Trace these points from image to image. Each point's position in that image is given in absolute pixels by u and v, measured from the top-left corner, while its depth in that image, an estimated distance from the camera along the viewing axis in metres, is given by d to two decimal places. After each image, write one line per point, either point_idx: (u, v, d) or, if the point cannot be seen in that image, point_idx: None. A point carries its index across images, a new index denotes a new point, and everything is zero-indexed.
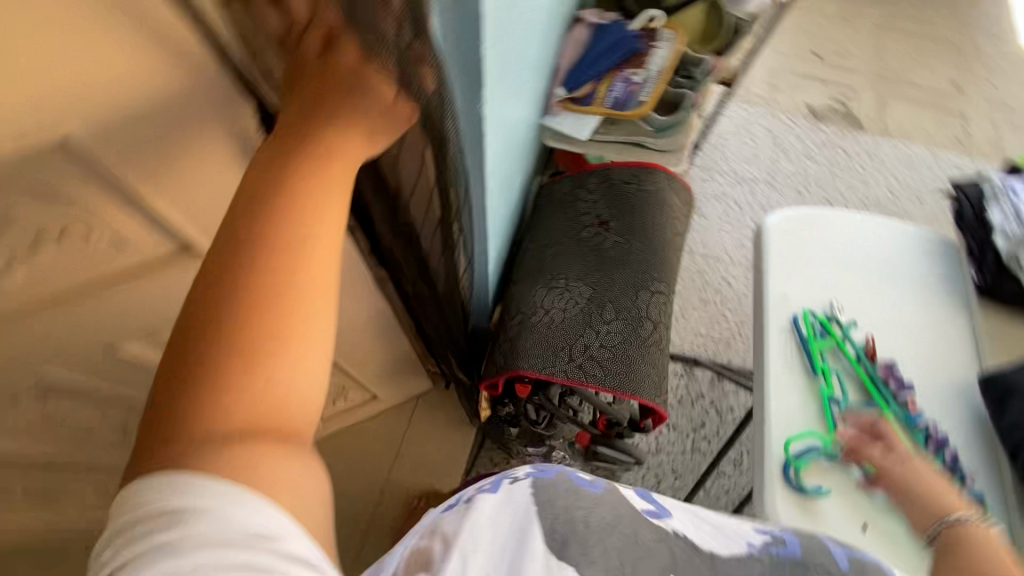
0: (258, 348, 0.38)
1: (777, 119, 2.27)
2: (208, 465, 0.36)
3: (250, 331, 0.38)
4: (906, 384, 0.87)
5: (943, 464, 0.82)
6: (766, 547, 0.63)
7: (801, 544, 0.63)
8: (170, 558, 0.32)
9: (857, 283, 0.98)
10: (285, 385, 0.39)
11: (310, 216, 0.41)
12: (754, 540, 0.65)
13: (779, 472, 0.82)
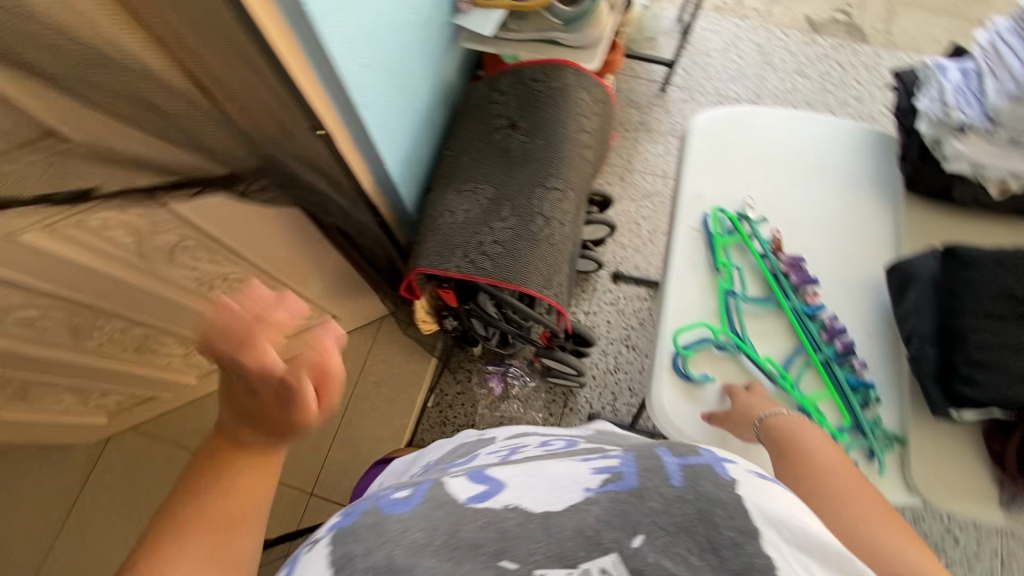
0: (231, 525, 0.47)
1: (769, 34, 2.12)
2: None
3: (229, 515, 0.48)
4: (808, 278, 0.87)
5: (832, 354, 0.83)
6: (603, 487, 0.49)
7: (637, 471, 0.49)
8: None
9: (778, 181, 0.96)
10: (238, 551, 0.47)
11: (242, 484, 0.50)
12: (591, 483, 0.50)
13: (667, 361, 0.83)
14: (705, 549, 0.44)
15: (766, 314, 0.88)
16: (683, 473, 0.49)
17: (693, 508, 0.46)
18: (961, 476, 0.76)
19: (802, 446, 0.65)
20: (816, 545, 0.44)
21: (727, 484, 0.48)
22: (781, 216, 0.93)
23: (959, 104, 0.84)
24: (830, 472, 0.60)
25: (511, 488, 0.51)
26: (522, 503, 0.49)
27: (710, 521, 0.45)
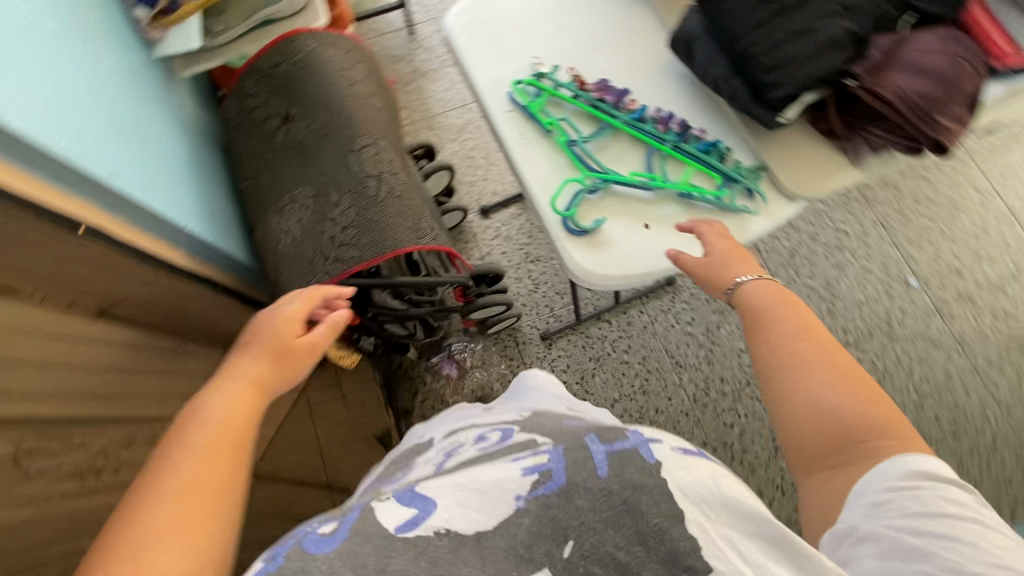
0: (241, 395, 0.59)
1: None
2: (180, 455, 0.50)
3: (241, 389, 0.59)
4: (619, 92, 0.92)
5: (675, 137, 0.89)
6: (534, 493, 0.55)
7: (566, 470, 0.56)
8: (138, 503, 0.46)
9: (549, 31, 0.99)
10: (241, 412, 0.57)
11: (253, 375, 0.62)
12: (521, 489, 0.55)
13: (562, 229, 0.86)
14: (633, 541, 0.51)
15: (608, 140, 0.92)
16: (610, 460, 0.57)
17: (618, 500, 0.53)
18: (817, 159, 0.88)
19: (766, 312, 0.73)
20: (756, 527, 0.52)
21: (653, 468, 0.55)
22: (570, 57, 0.97)
23: None
24: (793, 340, 0.68)
25: (442, 508, 0.53)
26: (453, 526, 0.52)
27: (638, 512, 0.52)
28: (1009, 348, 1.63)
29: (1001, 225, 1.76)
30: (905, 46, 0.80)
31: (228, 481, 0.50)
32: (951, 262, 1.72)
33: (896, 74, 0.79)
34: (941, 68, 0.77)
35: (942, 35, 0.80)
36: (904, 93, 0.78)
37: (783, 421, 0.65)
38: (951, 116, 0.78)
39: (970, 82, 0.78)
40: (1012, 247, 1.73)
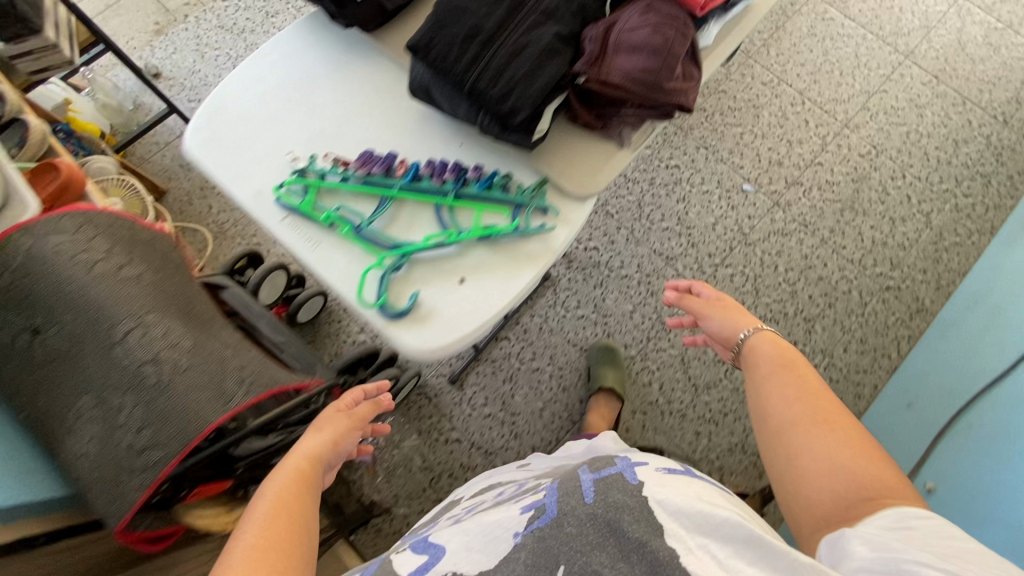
0: (313, 458, 0.73)
1: (222, 22, 2.08)
2: (277, 495, 0.65)
3: (312, 455, 0.74)
4: (386, 160, 0.89)
5: (454, 184, 0.88)
6: (527, 527, 0.62)
7: (556, 500, 0.63)
8: (256, 523, 0.61)
9: (296, 120, 0.95)
10: (312, 471, 0.72)
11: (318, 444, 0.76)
12: (518, 526, 0.62)
13: (381, 318, 0.82)
14: (618, 558, 0.55)
15: (395, 210, 0.88)
16: (595, 487, 0.63)
17: (602, 522, 0.58)
18: (588, 148, 0.90)
19: (766, 372, 0.77)
20: (710, 547, 0.55)
21: (634, 489, 0.61)
22: (325, 138, 0.93)
23: None
24: (789, 403, 0.71)
25: (450, 551, 0.64)
26: (459, 566, 0.61)
27: (619, 528, 0.57)
28: (842, 212, 1.82)
29: (795, 109, 1.93)
30: (616, 27, 0.82)
31: (301, 530, 0.63)
32: (770, 158, 1.88)
33: (618, 57, 0.81)
34: (653, 37, 0.80)
35: (642, 3, 0.82)
36: (631, 74, 0.80)
37: (792, 488, 0.67)
38: (678, 77, 0.83)
39: (681, 41, 0.81)
40: (811, 124, 1.92)
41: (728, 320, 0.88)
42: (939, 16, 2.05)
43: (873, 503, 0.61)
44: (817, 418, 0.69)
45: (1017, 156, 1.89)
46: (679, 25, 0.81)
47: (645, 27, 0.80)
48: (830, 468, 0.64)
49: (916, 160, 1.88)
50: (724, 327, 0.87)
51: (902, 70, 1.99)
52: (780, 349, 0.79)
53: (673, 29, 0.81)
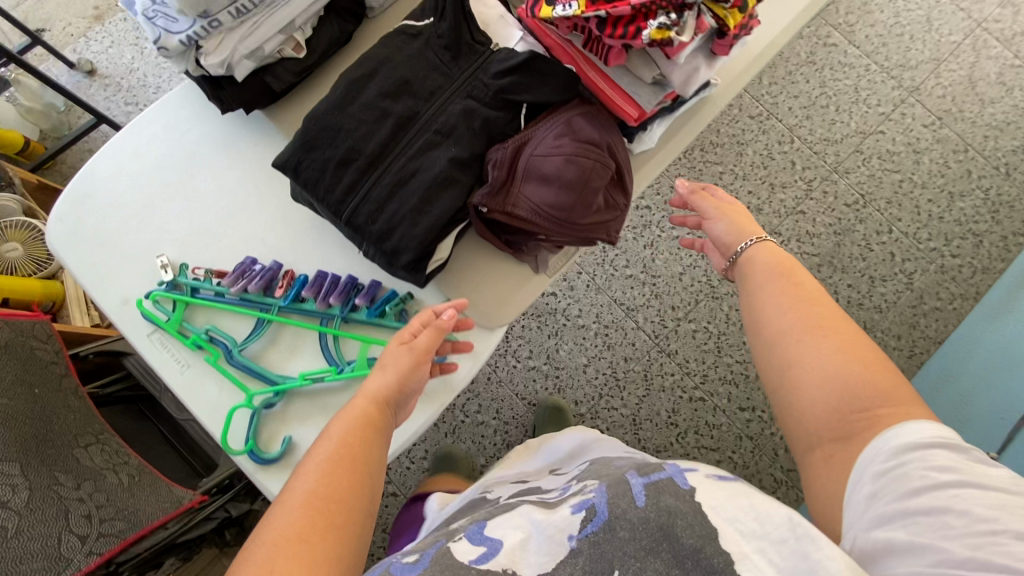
0: (366, 417, 0.61)
1: None
2: (320, 470, 0.55)
3: (366, 414, 0.61)
4: (264, 275, 0.78)
5: (339, 310, 0.76)
6: (582, 530, 0.53)
7: (607, 501, 0.55)
8: (293, 498, 0.53)
9: (177, 211, 0.83)
10: (363, 438, 0.59)
11: (402, 363, 0.66)
12: (571, 529, 0.54)
13: (249, 464, 0.74)
14: (672, 564, 0.50)
15: (275, 334, 0.78)
16: (646, 490, 0.55)
17: (655, 527, 0.51)
18: (498, 273, 0.78)
19: (764, 279, 0.68)
20: (774, 530, 0.49)
21: (685, 494, 0.54)
22: (206, 239, 0.82)
23: (164, 25, 0.71)
24: (783, 314, 0.63)
25: (509, 546, 0.53)
26: (520, 567, 0.52)
27: (672, 534, 0.51)
28: (819, 267, 1.70)
29: (783, 147, 1.78)
30: (527, 149, 0.69)
31: (350, 499, 0.54)
32: (749, 202, 1.74)
33: (526, 187, 0.69)
34: (566, 168, 0.67)
35: (559, 121, 0.69)
36: (540, 209, 0.68)
37: (783, 397, 0.60)
38: (598, 209, 0.70)
39: (602, 170, 0.68)
40: (798, 166, 1.77)
41: (736, 228, 0.75)
42: (951, 48, 1.86)
43: (862, 420, 0.54)
44: (797, 336, 0.61)
45: (1014, 214, 1.76)
46: (599, 152, 0.68)
47: (558, 154, 0.68)
48: (833, 378, 0.57)
49: (906, 213, 1.75)
50: (730, 229, 0.75)
51: (903, 108, 1.82)
52: (780, 260, 0.69)
53: (592, 159, 0.68)
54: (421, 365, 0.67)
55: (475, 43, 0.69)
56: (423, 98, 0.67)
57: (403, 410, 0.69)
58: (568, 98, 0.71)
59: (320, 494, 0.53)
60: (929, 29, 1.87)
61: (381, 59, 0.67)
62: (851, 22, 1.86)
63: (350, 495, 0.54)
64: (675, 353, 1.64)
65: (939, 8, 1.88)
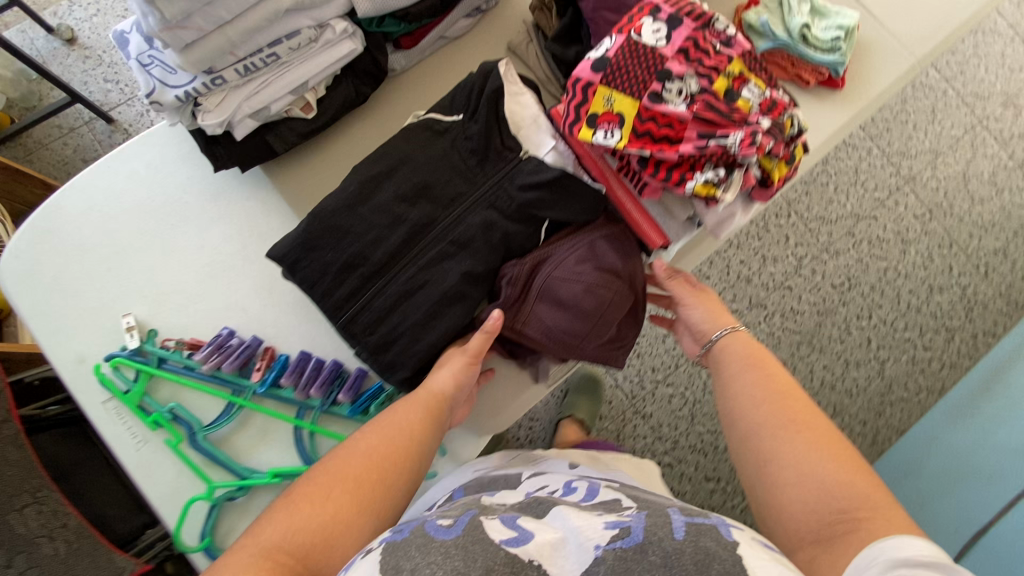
0: (427, 399, 0.58)
1: None
2: (369, 439, 0.54)
3: (427, 399, 0.58)
4: (241, 354, 0.71)
5: (319, 403, 0.71)
6: (611, 544, 0.46)
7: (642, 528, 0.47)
8: (334, 459, 0.52)
9: (153, 264, 0.76)
10: (418, 417, 0.56)
11: (462, 353, 0.60)
12: (598, 539, 0.46)
13: (203, 560, 0.68)
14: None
15: (246, 418, 0.72)
16: (686, 527, 0.49)
17: (691, 559, 0.45)
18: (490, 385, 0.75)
19: (732, 370, 0.64)
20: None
21: (728, 541, 0.47)
22: (180, 300, 0.75)
23: (160, 77, 0.63)
24: (755, 406, 0.59)
25: (542, 540, 0.46)
26: (549, 563, 0.44)
27: (707, 567, 0.44)
28: (798, 344, 1.72)
29: (779, 220, 1.78)
30: (546, 267, 0.64)
31: (395, 478, 0.52)
32: (740, 272, 1.74)
33: (539, 308, 0.64)
34: (585, 297, 0.63)
35: (582, 243, 0.65)
36: (553, 333, 0.64)
37: (764, 503, 0.55)
38: (609, 339, 0.67)
39: (620, 302, 0.65)
40: (791, 241, 1.78)
41: (713, 316, 0.69)
42: (951, 142, 1.90)
43: (847, 526, 0.49)
44: (761, 435, 0.57)
45: (986, 314, 1.82)
46: (620, 283, 0.65)
47: (578, 280, 0.63)
48: (811, 476, 0.52)
49: (886, 301, 1.78)
50: (704, 319, 0.69)
51: (897, 196, 1.85)
52: (752, 347, 0.66)
53: (613, 290, 0.64)
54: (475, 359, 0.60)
55: (504, 149, 0.65)
56: (442, 205, 0.62)
57: (459, 410, 0.66)
58: (593, 220, 0.67)
59: (369, 458, 0.52)
60: (931, 121, 1.90)
61: (401, 155, 0.62)
62: None
63: (389, 468, 0.52)
64: (650, 415, 1.63)
65: (945, 101, 1.92)
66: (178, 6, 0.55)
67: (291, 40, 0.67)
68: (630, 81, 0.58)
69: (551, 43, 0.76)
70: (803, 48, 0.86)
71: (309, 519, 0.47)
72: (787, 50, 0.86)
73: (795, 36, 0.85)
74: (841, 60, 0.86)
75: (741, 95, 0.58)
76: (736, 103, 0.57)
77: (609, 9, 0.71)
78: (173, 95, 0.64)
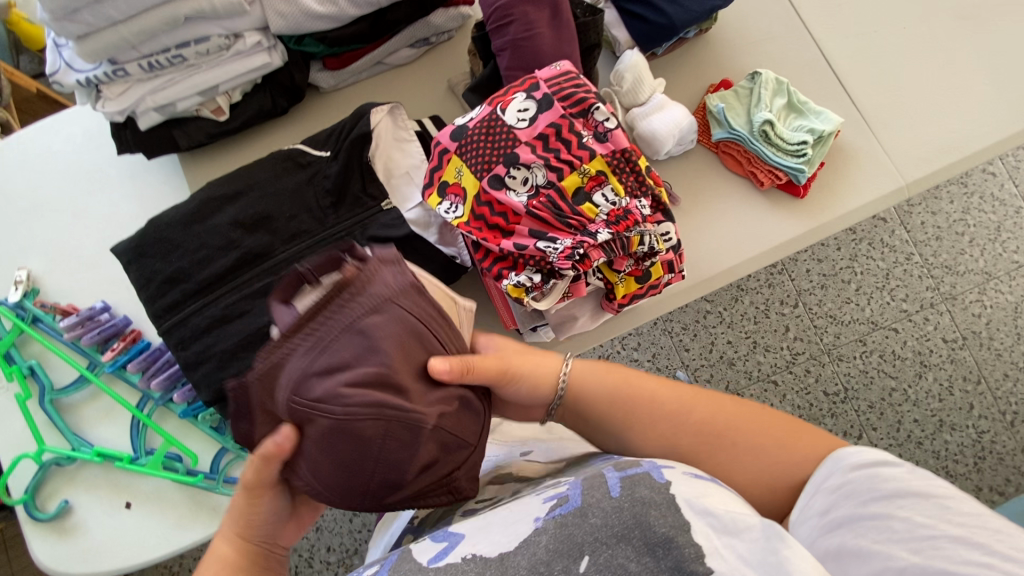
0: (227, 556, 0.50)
1: None
2: None
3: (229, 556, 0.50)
4: (104, 332, 0.73)
5: (157, 397, 0.72)
6: (550, 512, 0.46)
7: (582, 488, 0.47)
8: None
9: (59, 225, 0.80)
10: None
11: (242, 501, 0.51)
12: (537, 511, 0.47)
13: (19, 512, 0.71)
14: (643, 552, 0.43)
15: (96, 393, 0.74)
16: (622, 481, 0.47)
17: (628, 513, 0.44)
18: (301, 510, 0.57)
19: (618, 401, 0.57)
20: (745, 529, 0.44)
21: (662, 485, 0.46)
22: (75, 264, 0.79)
23: (66, 60, 0.66)
24: (662, 436, 0.55)
25: (468, 539, 0.47)
26: (479, 550, 0.45)
27: (646, 523, 0.44)
28: None
29: (783, 308, 1.63)
30: (286, 387, 0.46)
31: None
32: (723, 352, 1.61)
33: (287, 443, 0.46)
34: (336, 437, 0.45)
35: (318, 355, 0.45)
36: (323, 475, 0.47)
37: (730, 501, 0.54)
38: (412, 474, 0.47)
39: (402, 428, 0.46)
40: (790, 333, 1.63)
41: (535, 380, 0.58)
42: (1009, 268, 1.66)
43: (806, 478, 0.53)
44: (709, 436, 0.54)
45: (999, 468, 1.59)
46: (393, 404, 0.45)
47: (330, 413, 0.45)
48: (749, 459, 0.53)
49: (883, 424, 1.60)
50: (532, 388, 0.57)
51: (929, 313, 1.64)
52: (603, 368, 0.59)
53: (384, 423, 0.45)
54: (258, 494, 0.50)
55: (363, 195, 0.62)
56: (280, 238, 0.61)
57: (286, 531, 0.54)
58: (348, 296, 0.46)
59: None
60: (993, 239, 1.68)
61: (254, 182, 0.61)
62: (911, 204, 1.69)
63: None
64: None
65: (1014, 222, 1.68)
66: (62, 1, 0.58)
67: (199, 46, 0.68)
68: (478, 158, 0.55)
69: (468, 92, 0.71)
70: (760, 145, 0.77)
71: None
72: (743, 144, 0.78)
73: (754, 131, 0.77)
74: (802, 168, 0.76)
75: (589, 199, 0.54)
76: (582, 207, 0.53)
77: (524, 69, 0.66)
78: (75, 80, 0.67)
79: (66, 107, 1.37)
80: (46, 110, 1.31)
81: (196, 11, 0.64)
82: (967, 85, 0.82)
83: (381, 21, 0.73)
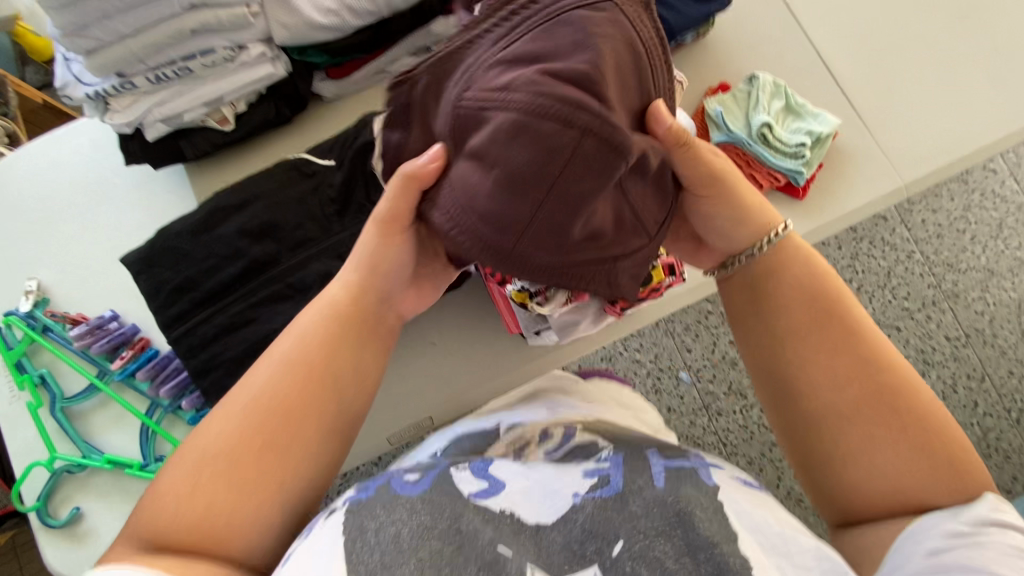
0: (341, 313, 0.54)
1: None
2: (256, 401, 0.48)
3: (330, 324, 0.53)
4: (113, 340, 0.75)
5: (165, 404, 0.73)
6: (590, 491, 0.45)
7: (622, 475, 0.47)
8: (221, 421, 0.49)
9: (68, 234, 0.81)
10: (319, 360, 0.51)
11: (370, 251, 0.55)
12: (578, 487, 0.47)
13: (33, 519, 0.72)
14: (683, 552, 0.41)
15: (105, 401, 0.76)
16: (667, 474, 0.47)
17: (671, 510, 0.43)
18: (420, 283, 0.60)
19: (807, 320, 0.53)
20: (798, 552, 0.42)
21: (710, 486, 0.46)
22: (86, 275, 0.80)
23: (75, 73, 0.68)
24: (838, 369, 0.50)
25: (510, 490, 0.47)
26: (517, 509, 0.46)
27: (690, 522, 0.42)
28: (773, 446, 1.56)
29: None
30: (456, 91, 0.48)
31: (299, 427, 0.48)
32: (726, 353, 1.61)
33: (435, 164, 0.49)
34: (515, 153, 0.43)
35: (532, 81, 0.43)
36: (467, 209, 0.47)
37: (839, 456, 0.49)
38: (548, 245, 0.47)
39: (586, 172, 0.44)
40: None
41: (749, 226, 0.57)
42: (1012, 265, 1.67)
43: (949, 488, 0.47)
44: (885, 397, 0.49)
45: (1006, 466, 1.58)
46: (593, 119, 0.42)
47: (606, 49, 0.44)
48: (904, 432, 0.48)
49: None
50: (729, 231, 0.58)
51: (932, 311, 1.64)
52: (809, 282, 0.54)
53: (562, 161, 0.43)
54: (383, 239, 0.54)
55: (367, 203, 0.62)
56: (286, 246, 0.62)
57: (403, 300, 0.59)
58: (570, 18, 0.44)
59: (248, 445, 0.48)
60: (995, 236, 1.68)
61: (260, 191, 0.62)
62: (912, 202, 1.70)
63: (287, 410, 0.48)
64: None
65: (1016, 219, 1.69)
66: (73, 17, 0.61)
67: (205, 58, 0.69)
68: None
69: None
70: (760, 148, 0.78)
71: (190, 500, 0.43)
72: (742, 147, 0.79)
73: (753, 134, 0.78)
74: (801, 169, 0.76)
75: None
76: None
77: None
78: (86, 94, 0.68)
79: (71, 118, 1.39)
80: (52, 120, 1.32)
81: (202, 24, 0.65)
82: (965, 84, 0.82)
83: (384, 30, 0.74)
